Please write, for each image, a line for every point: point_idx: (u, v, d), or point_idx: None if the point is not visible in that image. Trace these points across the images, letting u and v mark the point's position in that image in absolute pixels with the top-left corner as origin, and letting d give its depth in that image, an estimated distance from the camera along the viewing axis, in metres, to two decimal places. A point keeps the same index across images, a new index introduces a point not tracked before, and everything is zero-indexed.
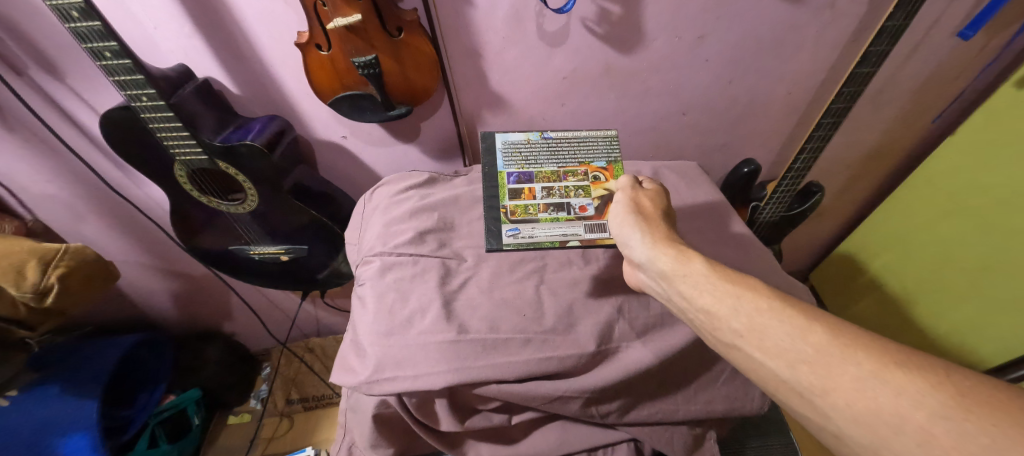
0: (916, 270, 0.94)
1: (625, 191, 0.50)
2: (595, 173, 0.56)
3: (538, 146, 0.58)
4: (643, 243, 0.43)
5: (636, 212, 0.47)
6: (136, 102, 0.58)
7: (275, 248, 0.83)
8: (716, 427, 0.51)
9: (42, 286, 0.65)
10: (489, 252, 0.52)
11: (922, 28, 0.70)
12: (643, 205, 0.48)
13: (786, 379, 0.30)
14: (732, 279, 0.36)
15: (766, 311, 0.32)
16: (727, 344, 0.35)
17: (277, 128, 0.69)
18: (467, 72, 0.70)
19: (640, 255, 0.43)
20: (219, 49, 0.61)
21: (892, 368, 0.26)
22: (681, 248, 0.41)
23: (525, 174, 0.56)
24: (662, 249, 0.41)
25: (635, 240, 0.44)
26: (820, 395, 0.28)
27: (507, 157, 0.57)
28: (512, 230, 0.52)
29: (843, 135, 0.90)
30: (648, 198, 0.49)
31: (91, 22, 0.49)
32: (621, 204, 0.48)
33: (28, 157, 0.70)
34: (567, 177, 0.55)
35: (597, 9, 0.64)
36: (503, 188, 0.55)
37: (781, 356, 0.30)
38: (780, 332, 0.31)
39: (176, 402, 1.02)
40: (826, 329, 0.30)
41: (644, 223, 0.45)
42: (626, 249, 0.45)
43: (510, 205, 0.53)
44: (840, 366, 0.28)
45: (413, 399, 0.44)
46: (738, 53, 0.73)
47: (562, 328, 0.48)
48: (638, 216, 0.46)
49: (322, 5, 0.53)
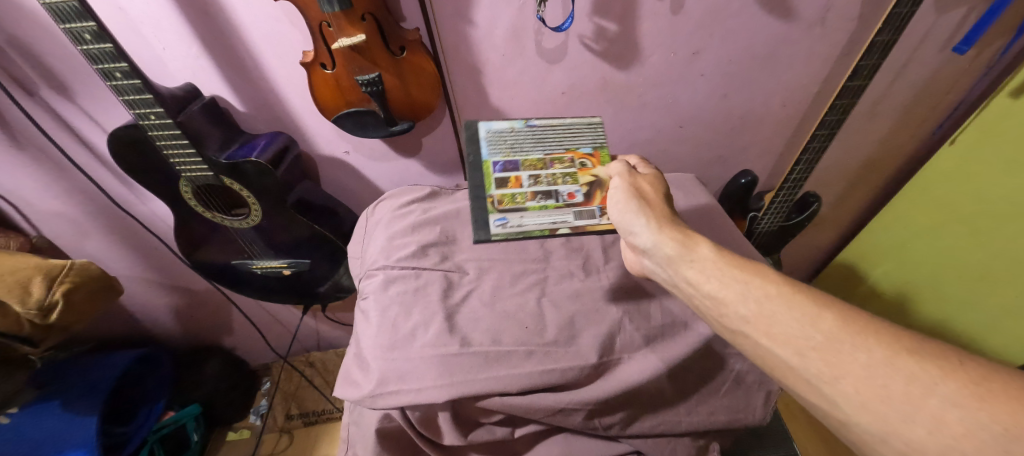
0: (916, 277, 0.95)
1: (623, 176, 0.50)
2: (582, 160, 0.56)
3: (522, 134, 0.58)
4: (648, 229, 0.43)
5: (639, 198, 0.46)
6: (144, 120, 0.59)
7: (277, 262, 0.84)
8: (719, 439, 0.51)
9: (47, 302, 0.66)
10: (477, 244, 0.50)
11: (912, 42, 0.72)
12: (643, 190, 0.48)
13: (793, 366, 0.30)
14: (739, 264, 0.37)
15: (774, 297, 0.33)
16: (733, 332, 0.35)
17: (282, 144, 0.70)
18: (468, 88, 0.72)
19: (645, 241, 0.43)
20: (226, 68, 0.63)
21: (904, 356, 0.27)
22: (685, 232, 0.41)
23: (512, 164, 0.55)
24: (668, 234, 0.42)
25: (640, 227, 0.44)
26: (829, 383, 0.28)
27: (492, 146, 0.57)
28: (500, 219, 0.51)
29: (838, 147, 0.92)
30: (649, 183, 0.49)
31: (102, 44, 0.50)
32: (622, 190, 0.48)
33: (36, 174, 0.71)
34: (553, 164, 0.56)
35: (595, 27, 0.66)
36: (489, 177, 0.54)
37: (789, 343, 0.31)
38: (789, 318, 0.31)
39: (176, 418, 1.02)
40: (835, 316, 0.30)
41: (647, 209, 0.45)
42: (630, 235, 0.45)
43: (497, 195, 0.53)
44: (851, 353, 0.28)
45: (416, 412, 0.44)
46: (732, 68, 0.75)
47: (564, 340, 0.48)
48: (641, 202, 0.46)
49: (327, 26, 0.54)
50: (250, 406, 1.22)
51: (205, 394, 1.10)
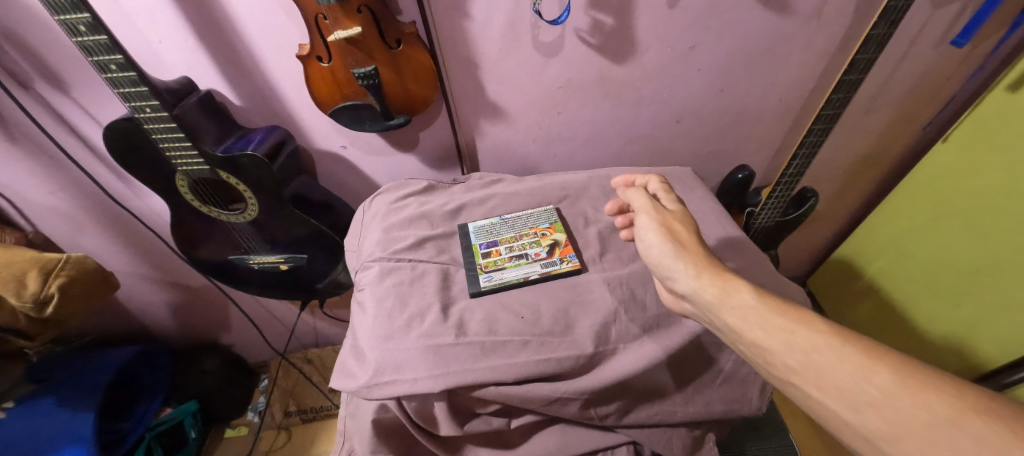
0: (914, 272, 0.95)
1: (652, 215, 0.48)
2: (543, 231, 0.59)
3: (499, 223, 0.62)
4: (686, 273, 0.42)
5: (673, 240, 0.45)
6: (139, 113, 0.59)
7: (274, 257, 0.83)
8: (716, 429, 0.51)
9: (42, 295, 0.66)
10: (473, 298, 0.52)
11: (907, 36, 0.72)
12: (676, 230, 0.47)
13: (850, 421, 0.31)
14: (783, 311, 0.37)
15: (823, 348, 0.33)
16: (785, 381, 0.35)
17: (278, 138, 0.70)
18: (465, 81, 0.72)
19: (683, 287, 0.43)
20: (221, 61, 0.63)
21: (971, 415, 0.26)
22: (724, 276, 0.41)
23: (492, 242, 0.59)
24: (707, 279, 0.41)
25: (678, 272, 0.43)
26: (889, 441, 0.28)
27: (476, 231, 0.61)
28: (487, 276, 0.54)
29: (834, 142, 0.92)
30: (677, 219, 0.48)
31: (97, 36, 0.50)
32: (654, 232, 0.46)
33: (31, 169, 0.71)
34: (521, 237, 0.59)
35: (591, 21, 0.66)
36: (475, 253, 0.57)
37: (843, 398, 0.31)
38: (840, 370, 0.32)
39: (173, 415, 1.02)
40: (892, 370, 0.30)
41: (682, 251, 0.44)
42: (667, 279, 0.45)
43: (483, 261, 0.56)
44: (911, 411, 0.28)
45: (413, 403, 0.44)
46: (728, 63, 0.75)
47: (560, 330, 0.48)
48: (675, 244, 0.45)
49: (323, 18, 0.54)
50: (247, 403, 1.22)
51: (202, 390, 1.10)
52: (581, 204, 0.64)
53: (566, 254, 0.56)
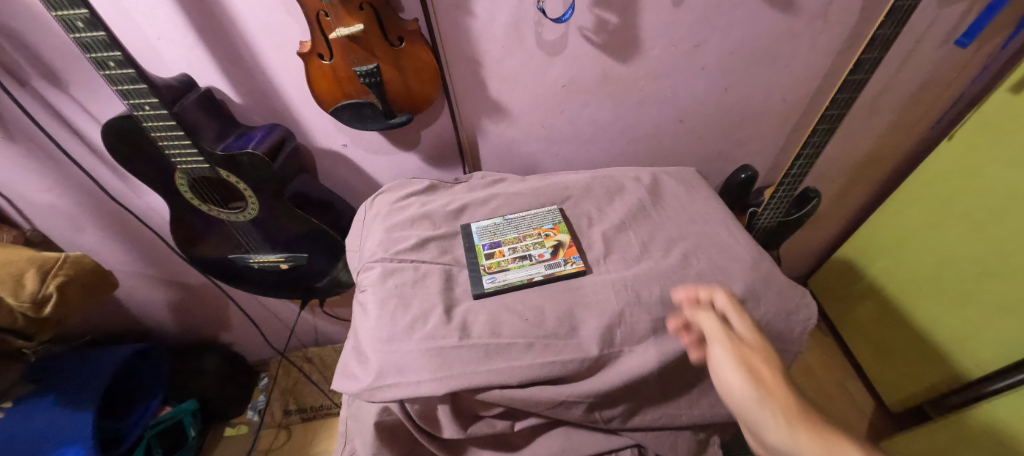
0: (916, 273, 0.95)
1: (725, 344, 0.37)
2: (546, 232, 0.59)
3: (502, 223, 0.61)
4: (775, 429, 0.31)
5: (754, 382, 0.34)
6: (138, 111, 0.58)
7: (274, 256, 0.83)
8: (720, 432, 0.51)
9: (40, 295, 0.65)
10: (476, 299, 0.52)
11: (912, 37, 0.72)
12: (758, 368, 0.35)
13: None
14: None
15: None
16: None
17: (278, 137, 0.70)
18: (467, 80, 0.71)
19: (775, 448, 0.30)
20: (222, 58, 0.62)
21: None
22: (834, 436, 0.28)
23: (495, 243, 0.58)
24: (807, 439, 0.29)
25: (765, 428, 0.31)
26: None
27: (479, 232, 0.60)
28: (490, 278, 0.54)
29: (837, 142, 0.92)
30: (760, 354, 0.36)
31: (96, 32, 0.49)
32: (728, 368, 0.36)
33: (29, 167, 0.70)
34: (524, 238, 0.59)
35: (595, 19, 0.65)
36: (478, 254, 0.57)
37: None
38: None
39: (171, 414, 1.00)
40: None
41: (768, 398, 0.32)
42: (754, 436, 0.33)
43: (486, 262, 0.55)
44: None
45: (415, 405, 0.44)
46: (733, 62, 0.75)
47: (565, 332, 0.47)
48: (757, 387, 0.33)
49: (324, 15, 0.53)
50: (247, 401, 1.22)
51: (202, 389, 1.09)
52: (585, 205, 0.64)
53: (570, 255, 0.56)
